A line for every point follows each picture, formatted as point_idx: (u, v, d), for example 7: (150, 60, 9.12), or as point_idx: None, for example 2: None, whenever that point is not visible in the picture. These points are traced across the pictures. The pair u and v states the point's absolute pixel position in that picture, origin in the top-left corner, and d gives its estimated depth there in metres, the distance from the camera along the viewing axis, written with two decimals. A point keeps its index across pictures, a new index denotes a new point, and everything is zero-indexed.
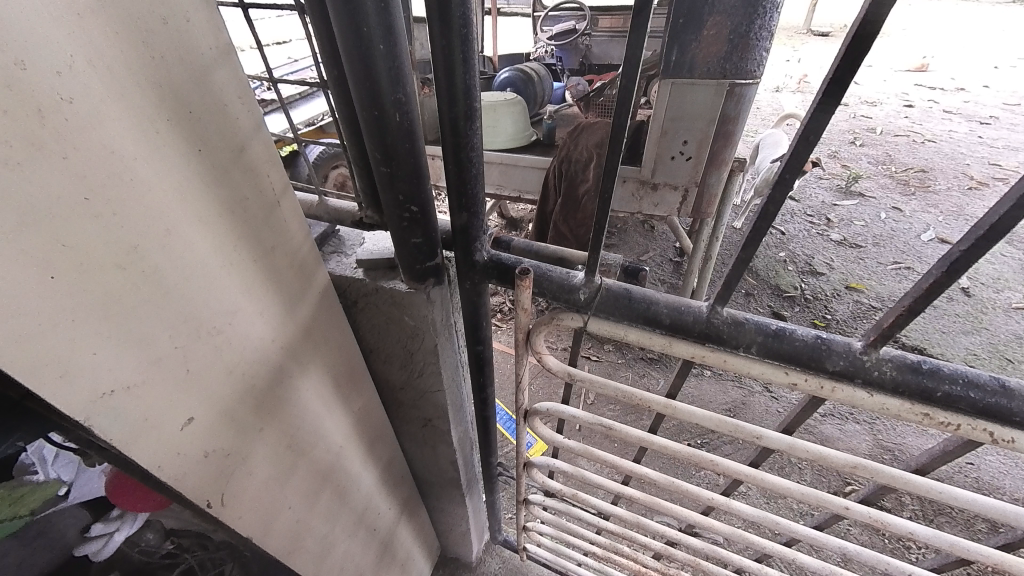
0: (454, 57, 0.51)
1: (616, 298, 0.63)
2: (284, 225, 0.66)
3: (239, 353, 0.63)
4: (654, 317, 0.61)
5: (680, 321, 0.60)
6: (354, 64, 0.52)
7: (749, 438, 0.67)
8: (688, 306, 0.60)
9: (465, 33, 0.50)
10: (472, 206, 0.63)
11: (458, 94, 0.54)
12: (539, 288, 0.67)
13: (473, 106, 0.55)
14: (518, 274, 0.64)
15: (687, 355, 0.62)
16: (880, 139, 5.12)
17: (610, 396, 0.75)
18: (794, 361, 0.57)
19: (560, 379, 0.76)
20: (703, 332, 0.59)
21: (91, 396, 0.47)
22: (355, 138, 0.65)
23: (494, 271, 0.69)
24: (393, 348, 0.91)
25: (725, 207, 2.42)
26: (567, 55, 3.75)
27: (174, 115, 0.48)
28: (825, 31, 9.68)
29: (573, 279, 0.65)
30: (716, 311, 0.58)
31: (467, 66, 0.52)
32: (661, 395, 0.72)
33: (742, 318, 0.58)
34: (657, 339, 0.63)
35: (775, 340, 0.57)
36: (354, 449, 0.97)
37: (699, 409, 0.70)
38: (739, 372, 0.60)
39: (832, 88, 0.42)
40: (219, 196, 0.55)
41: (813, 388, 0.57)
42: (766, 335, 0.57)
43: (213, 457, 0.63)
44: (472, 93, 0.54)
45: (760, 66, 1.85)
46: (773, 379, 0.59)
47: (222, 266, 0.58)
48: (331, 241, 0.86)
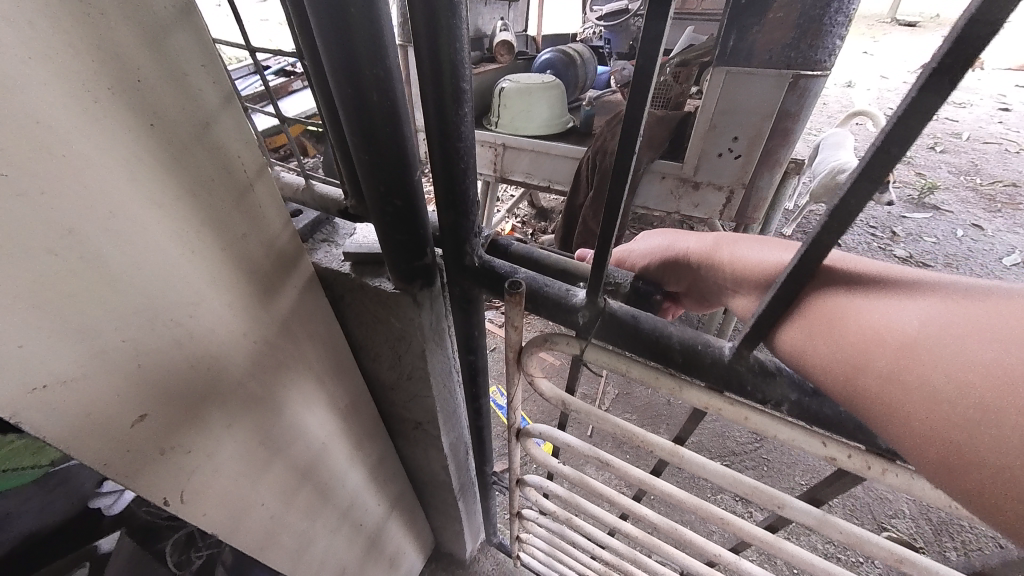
0: (437, 24, 0.41)
1: (621, 326, 0.52)
2: (259, 211, 0.60)
3: (204, 346, 0.59)
4: (664, 350, 0.51)
5: (694, 361, 0.49)
6: (324, 31, 0.44)
7: (769, 504, 0.55)
8: (707, 344, 0.49)
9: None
10: (460, 205, 0.54)
11: (442, 71, 0.44)
12: (533, 303, 0.58)
13: (462, 88, 0.46)
14: (508, 288, 0.55)
15: (699, 404, 0.51)
16: (966, 146, 4.58)
17: (608, 432, 0.65)
18: (835, 429, 0.45)
19: (554, 406, 0.67)
20: (722, 378, 0.49)
21: (19, 391, 0.42)
22: (333, 118, 0.57)
23: (484, 279, 0.61)
24: (381, 347, 0.85)
25: (774, 213, 2.25)
26: (615, 37, 3.54)
27: (119, 84, 0.42)
28: (912, 21, 8.71)
29: (573, 298, 0.55)
30: (741, 355, 0.47)
31: (456, 38, 0.43)
32: (667, 438, 0.61)
33: (773, 367, 0.47)
34: (664, 379, 0.52)
35: (813, 400, 0.45)
36: (338, 446, 0.93)
37: (710, 460, 0.59)
38: (764, 432, 0.49)
39: (933, 81, 0.29)
40: (178, 176, 0.49)
41: (856, 466, 0.46)
42: (803, 392, 0.45)
43: (171, 453, 0.59)
44: (462, 73, 0.45)
45: (831, 56, 1.62)
46: (808, 449, 0.47)
47: (184, 253, 0.52)
48: (325, 227, 0.81)
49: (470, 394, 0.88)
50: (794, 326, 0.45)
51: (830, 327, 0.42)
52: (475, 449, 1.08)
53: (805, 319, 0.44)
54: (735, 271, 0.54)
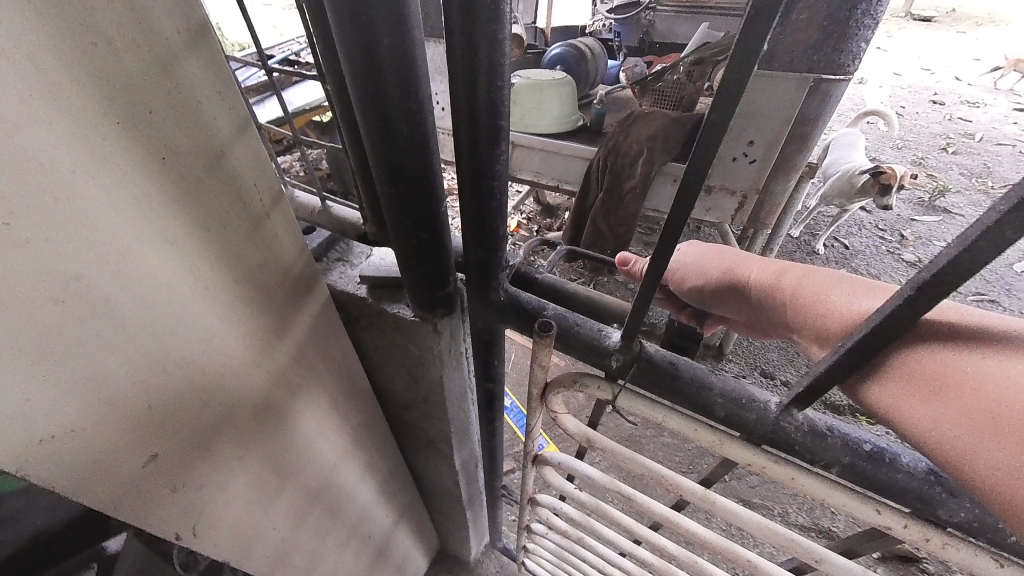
0: (478, 59, 0.38)
1: (658, 372, 0.51)
2: (274, 239, 0.57)
3: (217, 380, 0.56)
4: (705, 404, 0.50)
5: (738, 417, 0.49)
6: (352, 61, 0.41)
7: (809, 559, 0.56)
8: (751, 400, 0.48)
9: (496, 34, 0.37)
10: (490, 242, 0.51)
11: (480, 108, 0.41)
12: (563, 343, 0.56)
13: (500, 125, 0.42)
14: (537, 330, 0.52)
15: (741, 459, 0.50)
16: (980, 146, 4.50)
17: (633, 472, 0.63)
18: (886, 494, 0.46)
19: (577, 442, 0.65)
20: (768, 435, 0.48)
21: (24, 445, 0.40)
22: (355, 143, 0.54)
23: (509, 314, 0.58)
24: (396, 369, 0.82)
25: (787, 218, 2.12)
26: (626, 31, 3.45)
27: (127, 117, 0.39)
28: (927, 16, 8.53)
29: (606, 341, 0.53)
30: (789, 413, 0.47)
31: (497, 74, 0.39)
32: (698, 482, 0.61)
33: (824, 427, 0.47)
34: (704, 433, 0.51)
35: (868, 466, 0.45)
36: (350, 463, 0.91)
37: (744, 508, 0.59)
38: (811, 494, 0.49)
39: None
40: (190, 209, 0.46)
41: (915, 540, 0.47)
42: (858, 457, 0.45)
43: (184, 490, 0.57)
44: (499, 109, 0.42)
45: (856, 60, 1.57)
46: (859, 515, 0.48)
47: (195, 289, 0.49)
48: (337, 245, 0.77)
49: (485, 418, 0.85)
50: (884, 386, 0.45)
51: (922, 391, 0.43)
52: (486, 466, 1.06)
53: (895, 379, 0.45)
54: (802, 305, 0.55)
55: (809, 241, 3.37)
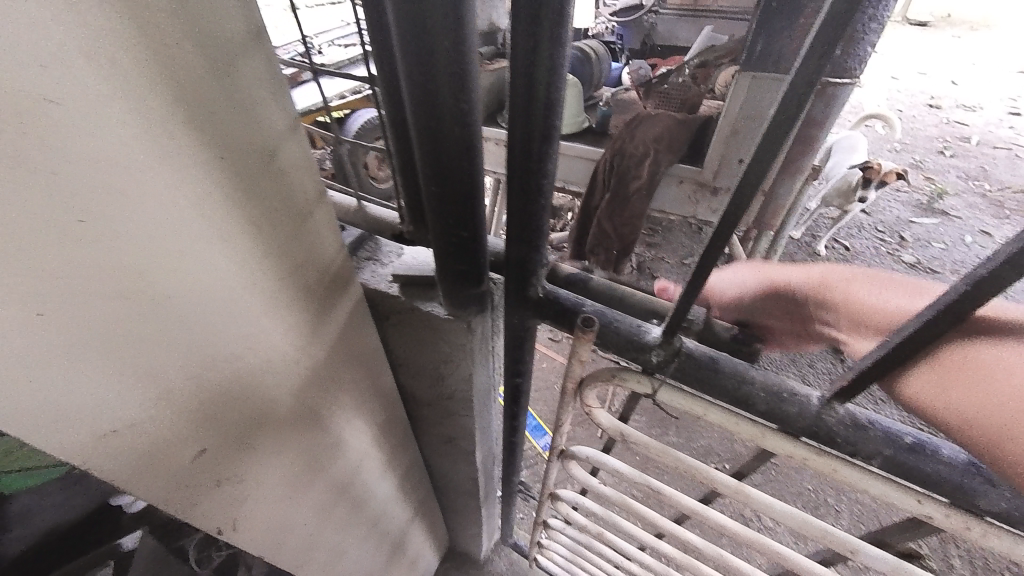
0: (538, 63, 0.40)
1: (698, 368, 0.56)
2: (317, 238, 0.58)
3: (260, 376, 0.57)
4: (747, 399, 0.55)
5: (778, 410, 0.53)
6: (411, 66, 0.42)
7: (842, 549, 0.60)
8: (792, 394, 0.53)
9: (557, 36, 0.39)
10: (533, 239, 0.54)
11: (536, 111, 0.43)
12: (602, 339, 0.59)
13: (553, 124, 0.44)
14: (579, 326, 0.56)
15: (781, 451, 0.55)
16: (975, 149, 4.56)
17: (667, 466, 0.65)
18: (925, 484, 0.50)
19: (609, 437, 0.67)
20: (807, 428, 0.53)
21: (90, 437, 0.41)
22: (401, 143, 0.55)
23: (549, 312, 0.61)
24: (423, 366, 0.84)
25: (790, 219, 2.23)
26: (628, 33, 3.48)
27: (192, 118, 0.40)
28: (922, 21, 8.62)
29: (646, 336, 0.57)
30: (831, 406, 0.52)
31: (555, 74, 0.41)
32: (733, 477, 0.64)
33: (865, 421, 0.51)
34: (744, 426, 0.56)
35: (908, 456, 0.50)
36: (373, 459, 0.92)
37: (777, 500, 0.63)
38: (852, 484, 0.53)
39: None
40: (245, 208, 0.47)
41: (953, 525, 0.51)
42: (899, 449, 0.50)
43: (227, 484, 0.58)
44: (555, 107, 0.44)
45: (862, 64, 1.60)
46: (899, 504, 0.52)
47: (247, 286, 0.50)
48: (366, 244, 0.78)
49: (510, 414, 0.87)
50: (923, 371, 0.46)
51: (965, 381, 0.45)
52: (505, 461, 1.07)
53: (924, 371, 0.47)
54: (850, 307, 0.57)
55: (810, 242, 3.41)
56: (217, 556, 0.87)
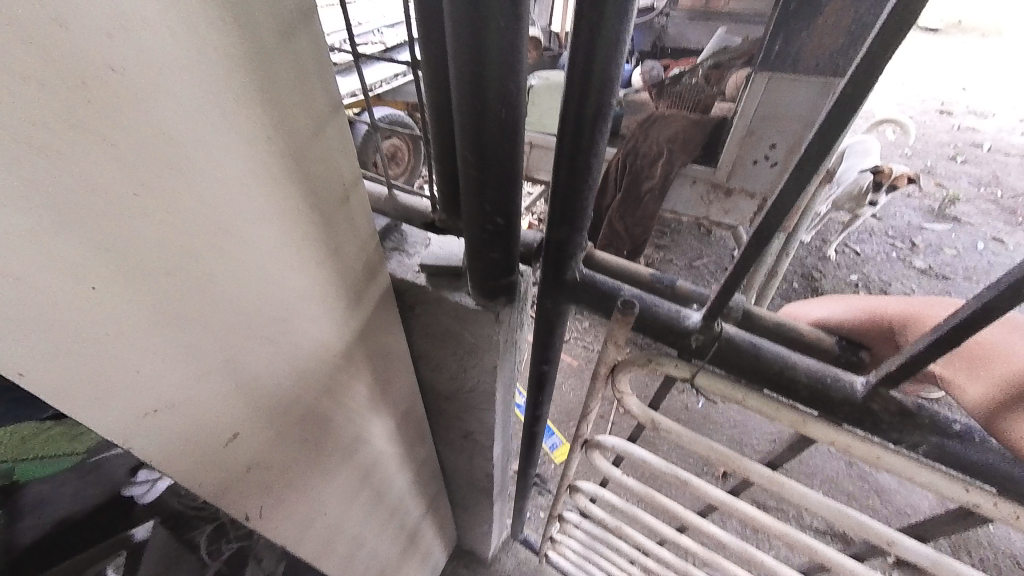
0: (596, 43, 0.42)
1: (740, 351, 0.56)
2: (350, 223, 0.58)
3: (292, 361, 0.57)
4: (790, 383, 0.55)
5: (822, 395, 0.54)
6: (462, 45, 0.42)
7: (880, 541, 0.60)
8: (837, 379, 0.54)
9: (618, 17, 0.40)
10: (577, 220, 0.56)
11: (590, 91, 0.45)
12: (640, 323, 0.60)
13: (608, 103, 0.46)
14: (619, 308, 0.57)
15: (825, 439, 0.54)
16: (987, 156, 4.52)
17: (700, 455, 0.65)
18: (975, 472, 0.50)
19: (639, 423, 0.69)
20: (852, 414, 0.53)
21: (128, 416, 0.41)
22: (440, 129, 0.54)
23: (588, 295, 0.63)
24: (446, 358, 0.83)
25: (804, 221, 2.16)
26: (639, 36, 3.50)
27: (244, 93, 0.39)
28: (933, 27, 8.58)
29: (686, 320, 0.58)
30: (877, 394, 0.51)
31: (615, 52, 0.43)
32: (766, 466, 0.63)
33: (915, 407, 0.51)
34: (785, 411, 0.55)
35: (958, 444, 0.50)
36: (393, 451, 0.92)
37: (812, 490, 0.63)
38: (898, 473, 0.52)
39: None
40: (287, 189, 0.47)
41: (1004, 515, 0.50)
42: (948, 436, 0.50)
43: (255, 470, 0.58)
44: (610, 86, 0.45)
45: None
46: (949, 494, 0.50)
47: (284, 269, 0.50)
48: (393, 235, 0.77)
49: (532, 402, 0.87)
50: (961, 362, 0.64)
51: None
52: (523, 452, 1.07)
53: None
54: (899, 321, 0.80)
55: (820, 246, 3.38)
56: (226, 549, 0.93)
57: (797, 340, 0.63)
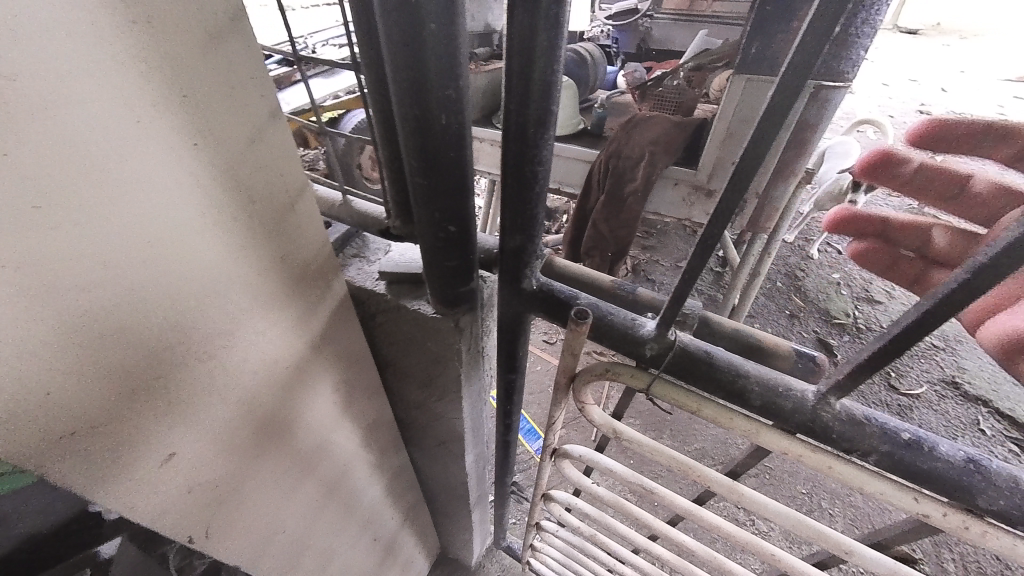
0: (535, 47, 0.43)
1: (693, 360, 0.56)
2: (298, 232, 0.56)
3: (236, 375, 0.54)
4: (742, 393, 0.54)
5: (774, 404, 0.53)
6: (396, 49, 0.40)
7: (836, 550, 0.59)
8: (788, 388, 0.53)
9: (554, 22, 0.41)
10: (530, 228, 0.56)
11: (533, 96, 0.46)
12: (596, 331, 0.60)
13: (549, 109, 0.47)
14: (574, 318, 0.56)
15: (778, 449, 0.54)
16: None
17: (662, 464, 0.65)
18: (924, 481, 0.50)
19: (603, 433, 0.68)
20: (804, 423, 0.52)
21: (42, 440, 0.38)
22: (387, 136, 0.53)
23: (543, 303, 0.62)
24: (412, 367, 0.81)
25: (784, 221, 2.14)
26: (625, 38, 3.52)
27: (163, 100, 0.38)
28: (914, 29, 8.73)
29: (641, 329, 0.58)
30: (827, 401, 0.51)
31: (553, 59, 0.44)
32: (726, 475, 0.63)
33: (861, 416, 0.51)
34: (739, 421, 0.55)
35: (904, 453, 0.50)
36: (362, 461, 0.90)
37: (772, 500, 0.62)
38: (849, 483, 0.52)
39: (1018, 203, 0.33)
40: (220, 198, 0.45)
41: (951, 524, 0.49)
42: (895, 444, 0.50)
43: (201, 489, 0.55)
44: (551, 93, 0.46)
45: (856, 68, 1.58)
46: (896, 503, 0.51)
47: (222, 280, 0.48)
48: (354, 241, 0.76)
49: (503, 411, 0.86)
50: None
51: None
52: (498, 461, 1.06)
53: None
54: None
55: (804, 246, 3.41)
56: None
57: (755, 347, 0.62)
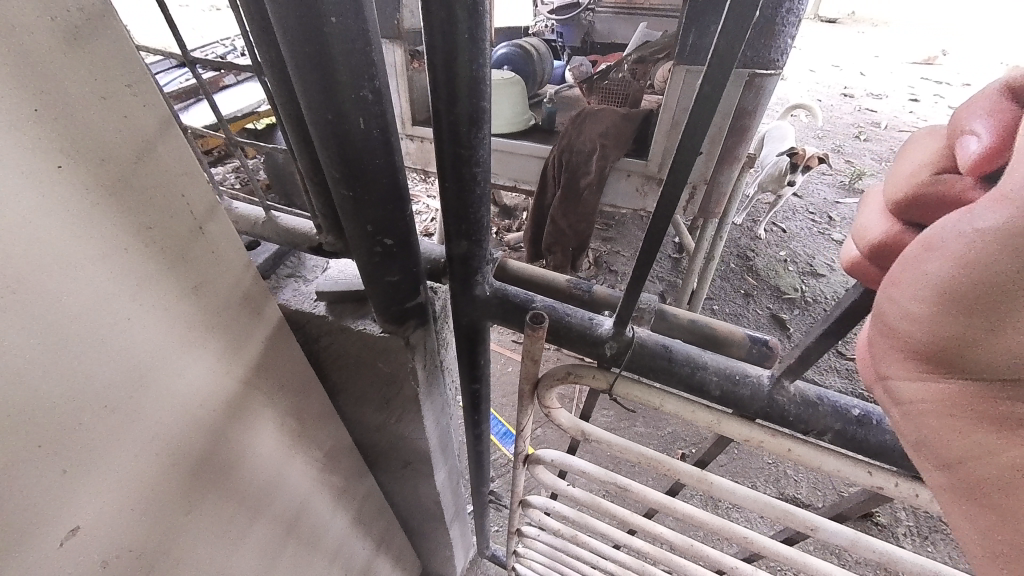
0: (456, 40, 0.40)
1: (652, 356, 0.54)
2: (212, 257, 0.50)
3: (154, 426, 0.48)
4: (701, 385, 0.54)
5: (732, 394, 0.53)
6: (294, 47, 0.35)
7: (803, 527, 0.60)
8: (744, 375, 0.53)
9: (473, 12, 0.39)
10: (475, 233, 0.53)
11: (460, 93, 0.43)
12: (554, 335, 0.57)
13: (480, 106, 0.44)
14: (530, 322, 0.54)
15: (739, 436, 0.54)
16: (885, 134, 4.99)
17: (632, 462, 0.64)
18: (876, 455, 0.51)
19: (571, 436, 0.66)
20: (761, 409, 0.53)
21: None
22: (304, 145, 0.48)
23: (498, 309, 0.59)
24: (365, 390, 0.76)
25: (733, 205, 2.22)
26: (569, 32, 3.53)
27: (5, 115, 0.31)
28: (832, 17, 9.38)
29: (598, 328, 0.55)
30: (781, 384, 0.52)
31: (474, 52, 0.41)
32: (693, 466, 0.63)
33: (814, 397, 0.52)
34: (701, 412, 0.55)
35: (857, 429, 0.50)
36: (322, 495, 0.83)
37: (740, 486, 0.62)
38: (808, 464, 0.52)
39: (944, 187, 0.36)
40: (100, 226, 0.38)
41: (904, 494, 0.51)
42: (847, 422, 0.51)
43: (123, 562, 0.48)
44: (479, 89, 0.43)
45: (785, 55, 1.65)
46: (853, 478, 0.52)
47: (116, 321, 0.41)
48: (289, 258, 0.72)
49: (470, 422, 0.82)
50: None
51: (966, 359, 0.35)
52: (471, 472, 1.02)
53: (922, 250, 0.35)
54: None
55: (752, 227, 3.58)
56: None
57: (711, 336, 0.61)
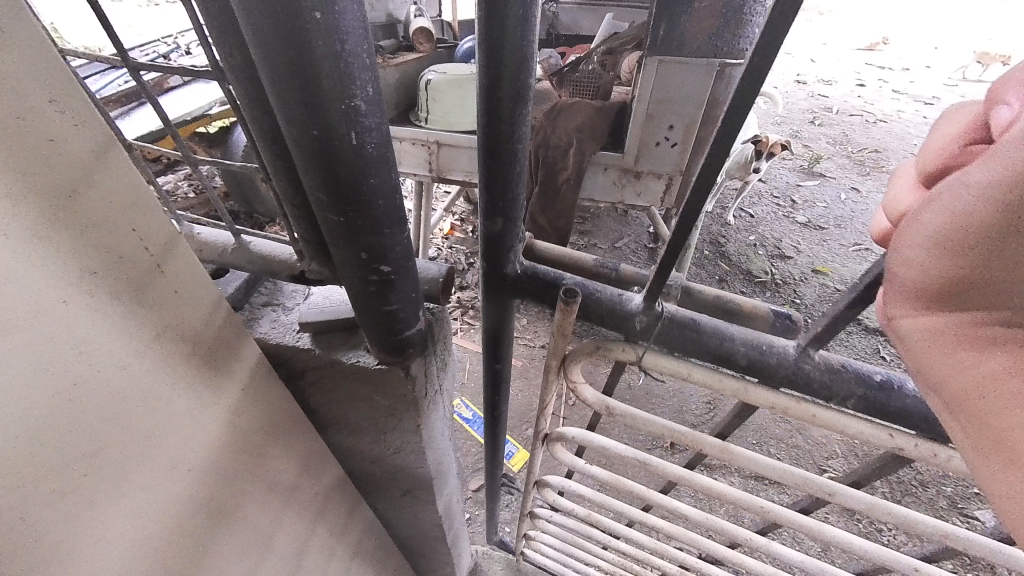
0: (508, 15, 0.39)
1: (682, 328, 0.53)
2: (174, 298, 0.42)
3: (119, 508, 0.40)
4: (728, 356, 0.52)
5: (759, 363, 0.51)
6: (272, 48, 0.29)
7: (824, 493, 0.59)
8: (771, 345, 0.51)
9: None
10: (512, 212, 0.51)
11: (506, 69, 0.42)
12: (584, 313, 0.55)
13: (526, 83, 0.44)
14: (563, 296, 0.52)
15: (764, 404, 0.52)
16: (837, 118, 5.22)
17: (653, 434, 0.62)
18: (900, 419, 0.50)
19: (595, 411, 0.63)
20: (788, 377, 0.51)
21: None
22: (281, 162, 0.41)
23: (529, 287, 0.57)
24: (360, 421, 0.69)
25: None
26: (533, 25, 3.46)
27: None
28: None
29: (629, 303, 0.54)
30: (807, 352, 0.50)
31: (525, 26, 0.40)
32: (715, 436, 0.61)
33: (839, 363, 0.50)
34: (727, 382, 0.53)
35: (880, 394, 0.49)
36: (320, 539, 0.76)
37: (760, 455, 0.61)
38: (830, 427, 0.52)
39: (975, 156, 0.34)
40: (26, 282, 0.31)
41: (924, 455, 0.50)
42: (871, 386, 0.49)
43: None
44: (528, 65, 0.43)
45: (753, 44, 1.65)
46: (877, 442, 0.51)
47: (58, 394, 0.34)
48: (262, 286, 0.65)
49: (489, 402, 0.79)
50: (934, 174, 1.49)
51: (967, 295, 0.36)
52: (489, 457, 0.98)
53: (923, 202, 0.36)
54: None
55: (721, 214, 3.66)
56: None
57: (736, 309, 0.61)
